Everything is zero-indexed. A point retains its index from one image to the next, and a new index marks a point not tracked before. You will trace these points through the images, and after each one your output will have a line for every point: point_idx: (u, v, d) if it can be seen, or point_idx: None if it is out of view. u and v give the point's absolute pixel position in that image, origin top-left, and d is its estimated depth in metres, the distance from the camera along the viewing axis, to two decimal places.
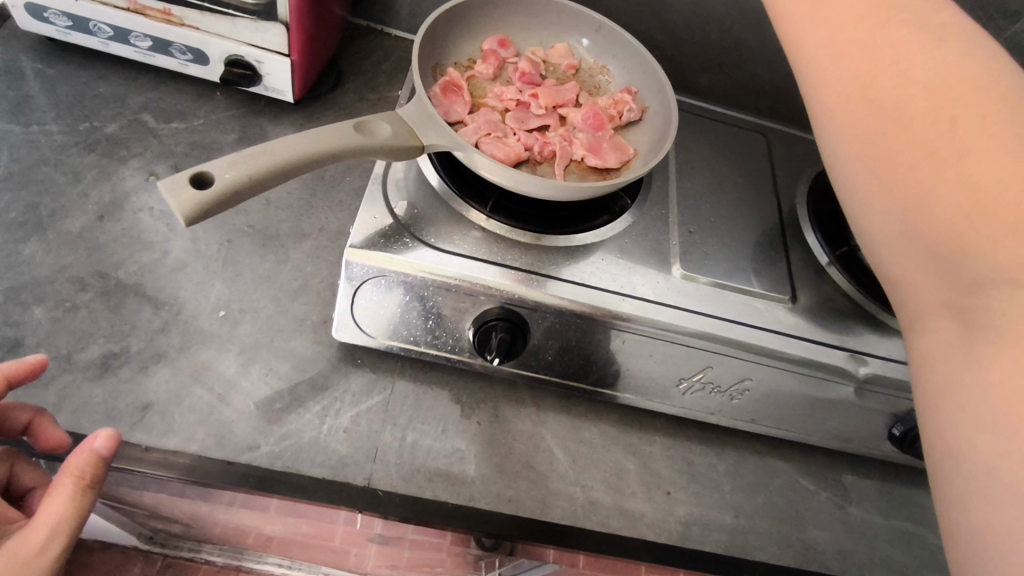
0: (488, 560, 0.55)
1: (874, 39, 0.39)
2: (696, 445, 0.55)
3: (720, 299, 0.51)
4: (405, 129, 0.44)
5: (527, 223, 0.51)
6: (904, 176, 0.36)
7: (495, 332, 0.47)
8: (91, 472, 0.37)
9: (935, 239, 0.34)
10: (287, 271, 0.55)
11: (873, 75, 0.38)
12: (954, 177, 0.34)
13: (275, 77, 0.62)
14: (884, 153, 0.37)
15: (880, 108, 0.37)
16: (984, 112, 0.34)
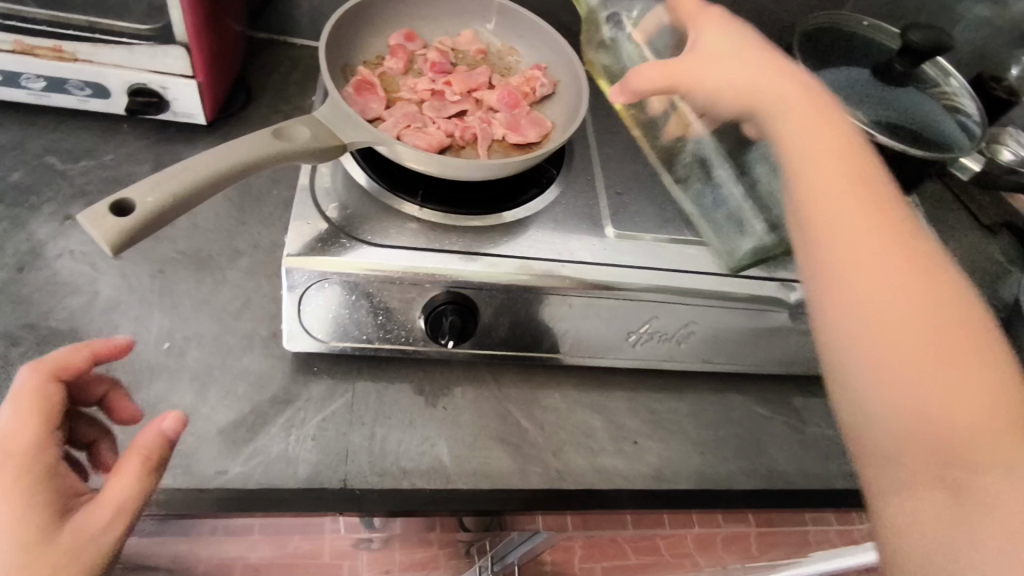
0: (479, 543, 0.56)
1: (837, 204, 0.42)
2: (657, 393, 0.58)
3: (653, 252, 0.53)
4: (323, 130, 0.44)
5: (460, 207, 0.52)
6: (918, 427, 0.35)
7: (446, 316, 0.48)
8: (154, 457, 0.35)
9: (895, 402, 0.36)
10: (227, 292, 0.54)
11: (837, 227, 0.41)
12: (899, 351, 0.37)
13: (182, 101, 0.60)
14: (854, 309, 0.39)
15: (836, 263, 0.41)
16: (928, 318, 0.37)
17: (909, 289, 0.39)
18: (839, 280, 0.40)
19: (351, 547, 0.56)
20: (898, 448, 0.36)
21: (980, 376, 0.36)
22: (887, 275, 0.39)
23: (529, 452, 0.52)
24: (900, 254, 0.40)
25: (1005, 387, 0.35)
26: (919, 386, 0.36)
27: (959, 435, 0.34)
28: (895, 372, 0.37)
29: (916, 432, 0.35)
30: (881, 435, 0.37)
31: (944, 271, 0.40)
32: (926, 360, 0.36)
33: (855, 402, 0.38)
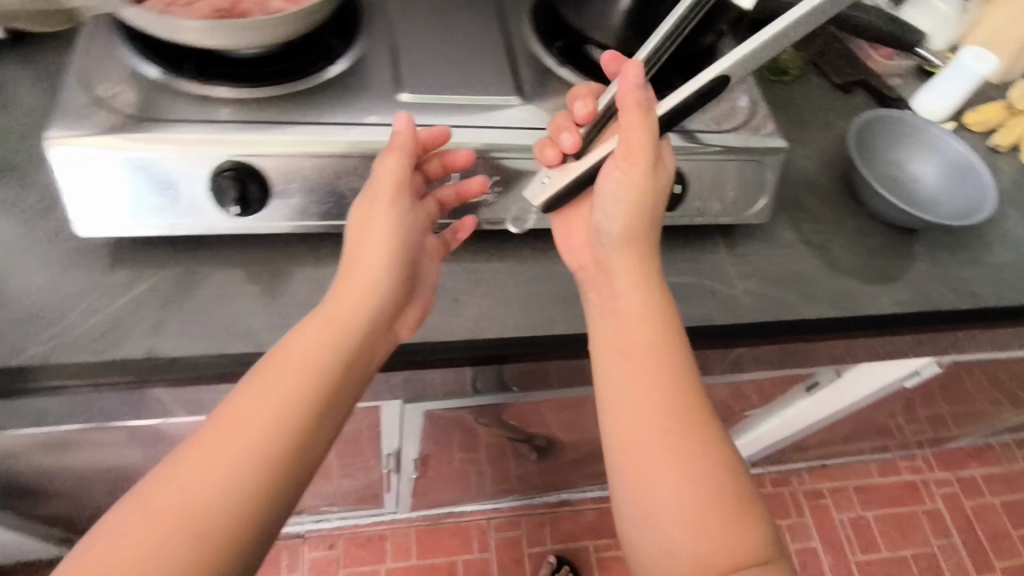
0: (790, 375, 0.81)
1: (689, 443, 0.45)
2: (481, 259, 0.60)
3: (447, 114, 0.55)
4: None
5: (246, 82, 0.53)
6: (689, 492, 0.44)
7: (225, 182, 0.49)
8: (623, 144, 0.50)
9: (654, 476, 0.45)
10: (33, 195, 0.54)
11: (639, 377, 0.47)
12: (669, 484, 0.45)
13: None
14: (648, 371, 0.47)
15: (687, 431, 0.46)
16: (685, 482, 0.45)
17: (683, 463, 0.45)
18: (297, 330, 0.44)
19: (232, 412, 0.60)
20: (647, 492, 0.45)
21: (644, 351, 0.48)
22: (636, 338, 0.48)
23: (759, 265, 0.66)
24: (684, 496, 0.44)
25: (679, 413, 0.46)
26: (647, 412, 0.46)
27: (640, 485, 0.46)
28: (678, 486, 0.44)
29: (641, 514, 0.45)
30: (653, 542, 0.45)
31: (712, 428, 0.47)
32: (698, 530, 0.44)
33: (632, 417, 0.47)
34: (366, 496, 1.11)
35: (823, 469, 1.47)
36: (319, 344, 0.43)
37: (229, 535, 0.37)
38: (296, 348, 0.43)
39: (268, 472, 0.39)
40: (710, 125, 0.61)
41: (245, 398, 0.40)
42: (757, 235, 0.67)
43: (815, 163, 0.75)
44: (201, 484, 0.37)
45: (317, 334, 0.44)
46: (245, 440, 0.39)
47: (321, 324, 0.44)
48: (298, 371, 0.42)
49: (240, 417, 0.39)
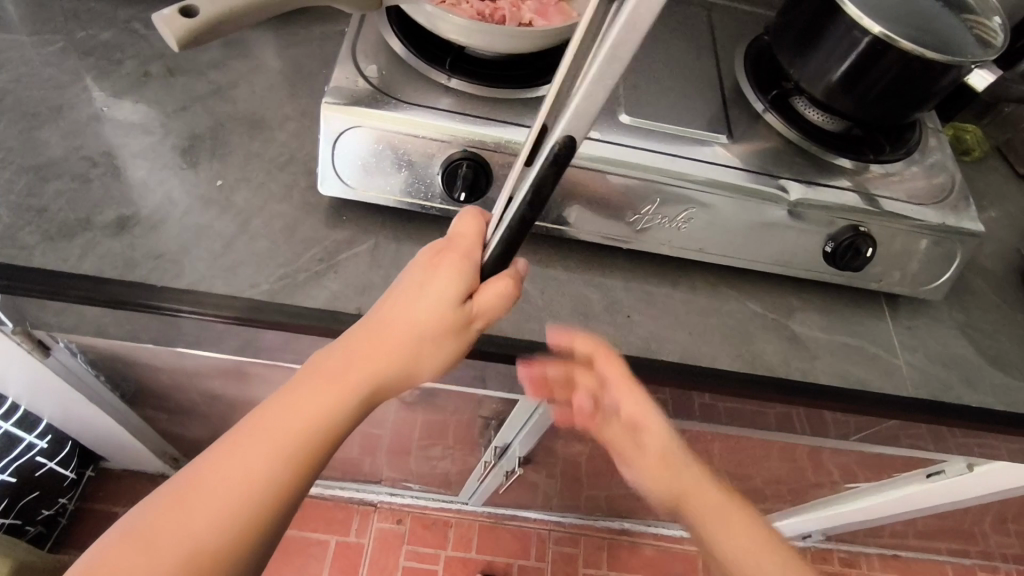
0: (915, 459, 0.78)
1: (733, 532, 0.50)
2: (655, 282, 0.62)
3: (659, 141, 0.58)
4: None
5: (486, 81, 0.57)
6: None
7: (461, 169, 0.53)
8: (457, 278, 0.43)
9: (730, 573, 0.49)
10: (275, 148, 0.61)
11: (672, 479, 0.53)
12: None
13: None
14: (667, 483, 0.53)
15: (718, 517, 0.51)
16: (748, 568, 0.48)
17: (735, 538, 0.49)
18: (425, 274, 0.43)
19: None
20: None
21: (654, 444, 0.54)
22: (639, 445, 0.54)
23: (923, 340, 0.65)
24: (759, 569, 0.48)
25: (711, 492, 0.51)
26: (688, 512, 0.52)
27: None
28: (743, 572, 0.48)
29: None
30: None
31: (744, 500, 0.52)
32: None
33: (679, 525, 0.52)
34: (445, 481, 1.15)
35: (895, 560, 1.40)
36: (440, 301, 0.42)
37: (293, 487, 0.37)
38: (401, 313, 0.42)
39: (355, 416, 0.40)
40: (906, 195, 0.61)
41: (311, 389, 0.39)
42: (922, 310, 0.67)
43: (988, 250, 0.74)
44: (294, 432, 0.38)
45: (446, 282, 0.42)
46: (366, 355, 0.41)
47: (436, 272, 0.42)
48: (408, 337, 0.41)
49: (343, 371, 0.40)
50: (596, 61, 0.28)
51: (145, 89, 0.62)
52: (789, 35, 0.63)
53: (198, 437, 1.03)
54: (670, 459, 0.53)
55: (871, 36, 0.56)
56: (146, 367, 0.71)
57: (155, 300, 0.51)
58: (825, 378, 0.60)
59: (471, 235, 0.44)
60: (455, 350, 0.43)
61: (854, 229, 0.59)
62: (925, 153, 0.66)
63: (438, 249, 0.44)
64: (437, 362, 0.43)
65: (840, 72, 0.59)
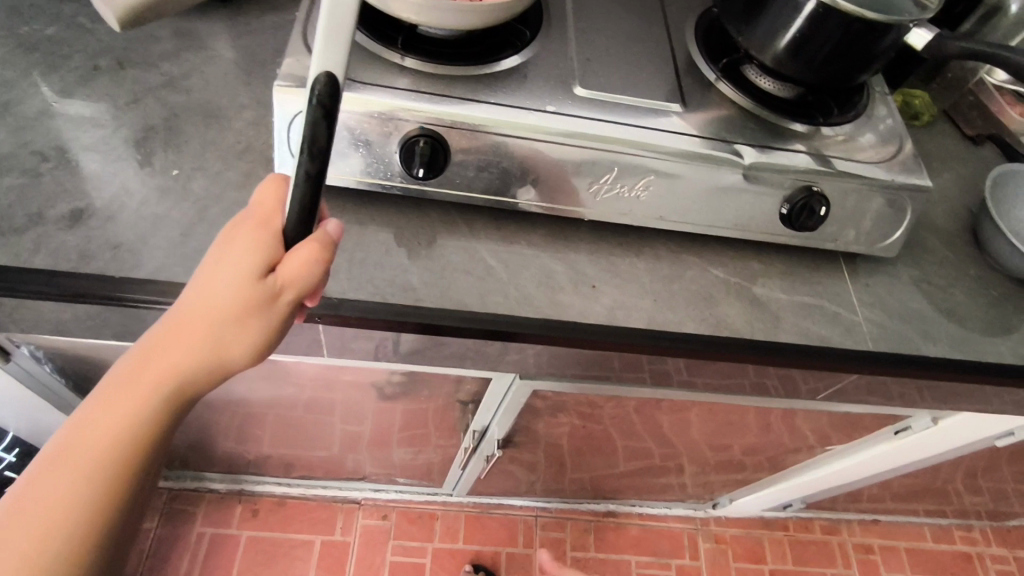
0: (881, 416, 0.80)
1: None
2: (619, 251, 0.63)
3: (613, 111, 0.58)
4: None
5: (441, 60, 0.57)
6: None
7: (418, 145, 0.53)
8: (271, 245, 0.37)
9: None
10: (231, 136, 0.60)
11: None
12: None
13: None
14: None
15: None
16: None
17: None
18: (219, 250, 0.37)
19: (363, 359, 0.64)
20: None
21: None
22: None
23: (881, 298, 0.67)
24: None
25: None
26: None
27: None
28: None
29: None
30: None
31: None
32: None
33: None
34: (428, 473, 1.15)
35: (874, 524, 1.44)
36: (235, 278, 0.36)
37: (112, 496, 0.35)
38: (196, 297, 0.36)
39: (164, 414, 0.36)
40: (855, 156, 0.63)
41: (102, 396, 0.35)
42: (880, 269, 0.69)
43: (940, 209, 0.76)
44: (91, 448, 0.34)
45: (242, 255, 0.36)
46: (164, 347, 0.36)
47: (231, 249, 0.37)
48: (205, 325, 0.36)
49: (136, 371, 0.36)
50: (325, 0, 0.36)
51: (95, 83, 0.61)
52: (736, 4, 0.64)
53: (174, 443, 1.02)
54: None
55: (815, 0, 0.57)
56: (110, 368, 0.70)
57: (112, 291, 0.50)
58: (788, 336, 0.62)
59: (272, 203, 0.38)
60: (267, 333, 0.37)
61: (807, 189, 0.60)
62: (873, 115, 0.68)
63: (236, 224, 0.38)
64: (248, 345, 0.37)
65: (788, 38, 0.60)
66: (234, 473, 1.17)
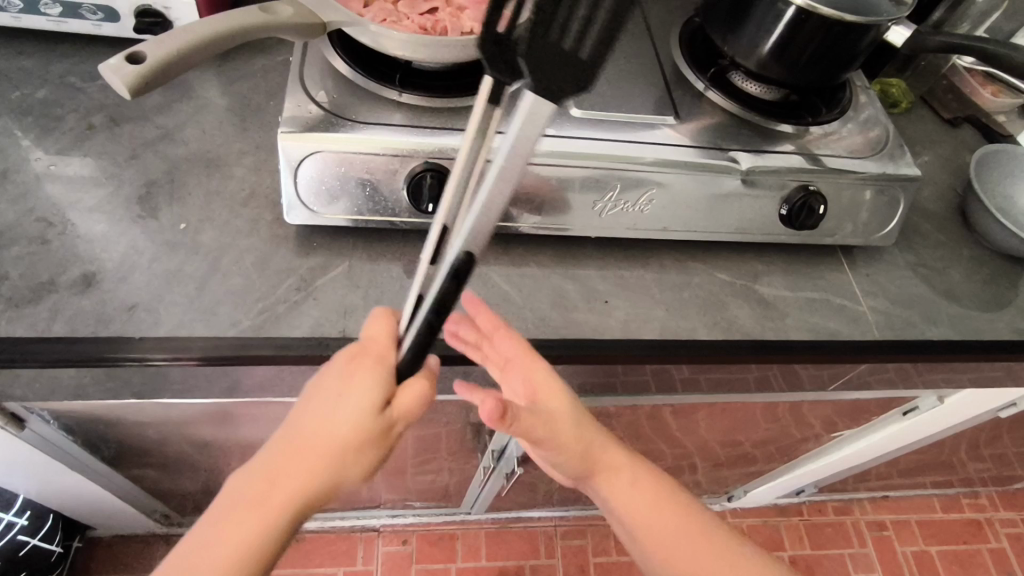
0: (888, 399, 0.82)
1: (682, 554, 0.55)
2: (626, 264, 0.64)
3: (610, 128, 0.60)
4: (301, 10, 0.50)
5: (439, 93, 0.58)
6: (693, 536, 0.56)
7: (425, 182, 0.54)
8: (390, 379, 0.42)
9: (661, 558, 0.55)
10: (234, 184, 0.60)
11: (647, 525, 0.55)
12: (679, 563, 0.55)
13: (178, 14, 0.64)
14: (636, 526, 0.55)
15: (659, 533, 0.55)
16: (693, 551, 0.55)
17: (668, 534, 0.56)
18: (339, 387, 0.41)
19: None
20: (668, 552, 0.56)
21: (651, 513, 0.55)
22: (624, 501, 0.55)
23: (882, 286, 0.69)
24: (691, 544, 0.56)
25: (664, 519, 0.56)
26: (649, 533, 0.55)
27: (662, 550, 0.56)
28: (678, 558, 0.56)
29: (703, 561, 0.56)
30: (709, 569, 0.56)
31: (693, 514, 0.56)
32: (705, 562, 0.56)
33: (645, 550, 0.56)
34: (445, 494, 1.15)
35: (885, 500, 1.46)
36: (359, 411, 0.40)
37: None
38: (321, 424, 0.41)
39: (286, 530, 0.40)
40: (847, 152, 0.65)
41: (228, 521, 0.39)
42: (877, 257, 0.71)
43: (928, 193, 0.78)
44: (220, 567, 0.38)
45: (363, 391, 0.41)
46: (292, 472, 0.40)
47: (353, 380, 0.41)
48: (329, 451, 0.40)
49: (263, 492, 0.39)
50: (495, 164, 0.30)
51: (91, 142, 0.61)
52: (719, 14, 0.66)
53: (188, 490, 1.01)
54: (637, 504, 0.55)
55: (794, 7, 0.59)
56: (126, 425, 0.69)
57: (133, 352, 0.50)
58: (798, 334, 0.63)
59: (384, 337, 0.43)
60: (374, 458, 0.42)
61: (803, 189, 0.62)
62: (858, 110, 0.70)
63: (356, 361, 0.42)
64: (362, 467, 0.42)
65: (771, 44, 0.62)
66: None
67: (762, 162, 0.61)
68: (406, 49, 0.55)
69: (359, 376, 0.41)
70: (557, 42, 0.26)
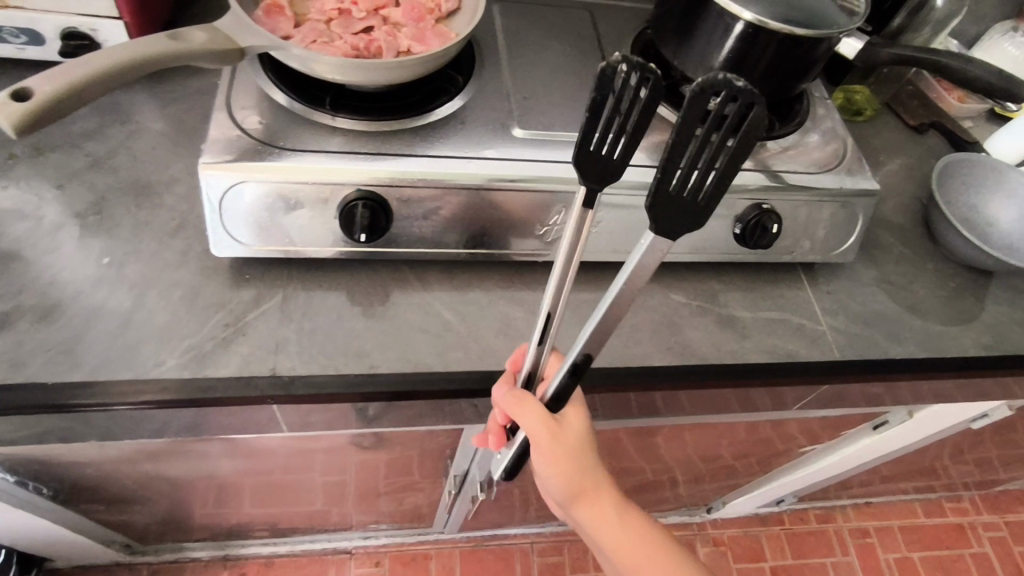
0: (856, 414, 0.81)
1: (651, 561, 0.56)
2: (577, 288, 0.61)
3: (554, 149, 0.57)
4: (221, 35, 0.46)
5: (375, 115, 0.56)
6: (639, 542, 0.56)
7: (357, 211, 0.51)
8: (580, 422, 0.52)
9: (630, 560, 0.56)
10: (165, 214, 0.58)
11: (626, 540, 0.56)
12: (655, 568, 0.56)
13: (105, 36, 0.61)
14: (615, 539, 0.56)
15: (632, 543, 0.56)
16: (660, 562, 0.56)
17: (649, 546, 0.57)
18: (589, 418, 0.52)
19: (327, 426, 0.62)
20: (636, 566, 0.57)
21: (627, 533, 0.56)
22: (607, 519, 0.55)
23: (842, 303, 0.67)
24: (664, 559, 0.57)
25: (643, 532, 0.57)
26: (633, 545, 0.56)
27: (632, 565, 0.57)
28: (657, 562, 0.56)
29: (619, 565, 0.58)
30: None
31: (650, 525, 0.58)
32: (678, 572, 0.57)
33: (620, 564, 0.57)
34: (417, 516, 1.12)
35: (867, 507, 1.45)
36: (585, 434, 0.52)
37: None
38: None
39: None
40: (802, 167, 0.63)
41: None
42: (838, 273, 0.69)
43: (891, 204, 0.77)
44: None
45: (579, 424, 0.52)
46: None
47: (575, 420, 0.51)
48: None
49: None
50: (612, 290, 0.40)
51: (13, 172, 0.58)
52: (668, 28, 0.64)
53: (149, 520, 0.98)
54: (616, 517, 0.56)
55: (743, 21, 0.57)
56: (63, 464, 0.66)
57: (47, 397, 0.47)
58: (756, 356, 0.61)
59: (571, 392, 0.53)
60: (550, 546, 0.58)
61: (756, 208, 0.60)
62: (816, 122, 0.68)
63: (521, 398, 0.49)
64: None
65: (721, 59, 0.60)
66: (218, 540, 1.13)
67: None
68: (336, 71, 0.53)
69: (573, 415, 0.51)
70: (680, 196, 0.36)
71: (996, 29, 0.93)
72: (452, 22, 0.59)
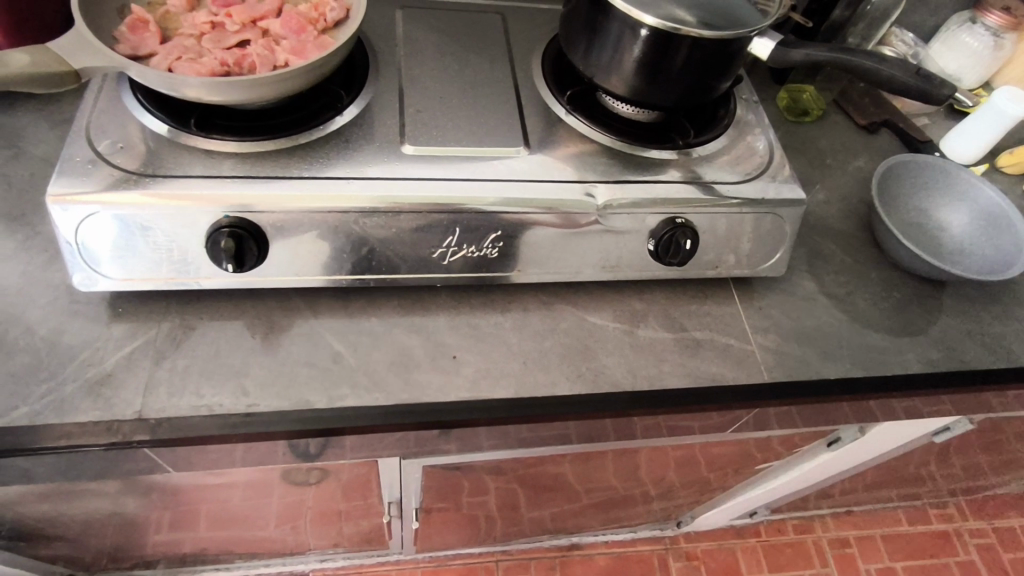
0: (806, 433, 0.76)
1: None
2: (483, 312, 0.58)
3: (448, 166, 0.54)
4: (49, 56, 0.46)
5: (251, 136, 0.52)
6: None
7: (222, 240, 0.48)
8: None
9: None
10: (37, 244, 0.55)
11: None
12: None
13: None
14: None
15: None
16: None
17: None
18: None
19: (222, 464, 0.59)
20: None
21: None
22: None
23: (775, 319, 0.63)
24: None
25: None
26: None
27: None
28: None
29: None
30: None
31: None
32: None
33: None
34: (371, 539, 1.09)
35: (848, 515, 1.40)
36: None
37: None
38: None
39: None
40: (722, 174, 0.59)
41: None
42: (772, 287, 0.65)
43: (835, 210, 0.73)
44: None
45: None
46: None
47: None
48: None
49: None
50: None
51: None
52: (576, 35, 0.59)
53: (86, 552, 0.95)
54: None
55: (647, 26, 0.53)
56: None
57: None
58: (674, 381, 0.57)
59: None
60: None
61: (668, 222, 0.56)
62: (743, 127, 0.64)
63: None
64: None
65: (631, 64, 0.56)
66: (168, 567, 1.10)
67: (620, 195, 0.55)
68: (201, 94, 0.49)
69: None
70: None
71: (954, 19, 0.88)
72: (338, 32, 0.56)
